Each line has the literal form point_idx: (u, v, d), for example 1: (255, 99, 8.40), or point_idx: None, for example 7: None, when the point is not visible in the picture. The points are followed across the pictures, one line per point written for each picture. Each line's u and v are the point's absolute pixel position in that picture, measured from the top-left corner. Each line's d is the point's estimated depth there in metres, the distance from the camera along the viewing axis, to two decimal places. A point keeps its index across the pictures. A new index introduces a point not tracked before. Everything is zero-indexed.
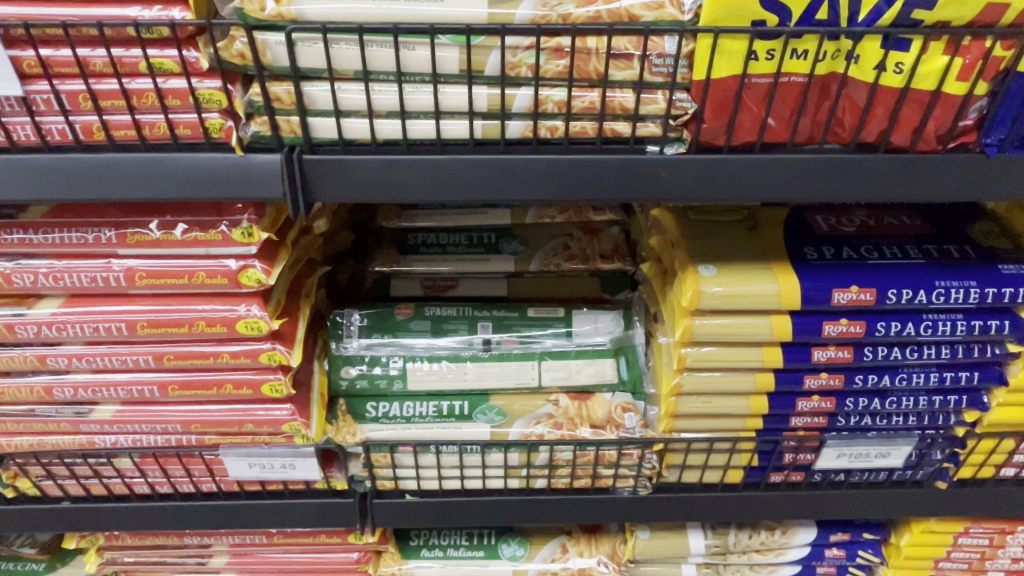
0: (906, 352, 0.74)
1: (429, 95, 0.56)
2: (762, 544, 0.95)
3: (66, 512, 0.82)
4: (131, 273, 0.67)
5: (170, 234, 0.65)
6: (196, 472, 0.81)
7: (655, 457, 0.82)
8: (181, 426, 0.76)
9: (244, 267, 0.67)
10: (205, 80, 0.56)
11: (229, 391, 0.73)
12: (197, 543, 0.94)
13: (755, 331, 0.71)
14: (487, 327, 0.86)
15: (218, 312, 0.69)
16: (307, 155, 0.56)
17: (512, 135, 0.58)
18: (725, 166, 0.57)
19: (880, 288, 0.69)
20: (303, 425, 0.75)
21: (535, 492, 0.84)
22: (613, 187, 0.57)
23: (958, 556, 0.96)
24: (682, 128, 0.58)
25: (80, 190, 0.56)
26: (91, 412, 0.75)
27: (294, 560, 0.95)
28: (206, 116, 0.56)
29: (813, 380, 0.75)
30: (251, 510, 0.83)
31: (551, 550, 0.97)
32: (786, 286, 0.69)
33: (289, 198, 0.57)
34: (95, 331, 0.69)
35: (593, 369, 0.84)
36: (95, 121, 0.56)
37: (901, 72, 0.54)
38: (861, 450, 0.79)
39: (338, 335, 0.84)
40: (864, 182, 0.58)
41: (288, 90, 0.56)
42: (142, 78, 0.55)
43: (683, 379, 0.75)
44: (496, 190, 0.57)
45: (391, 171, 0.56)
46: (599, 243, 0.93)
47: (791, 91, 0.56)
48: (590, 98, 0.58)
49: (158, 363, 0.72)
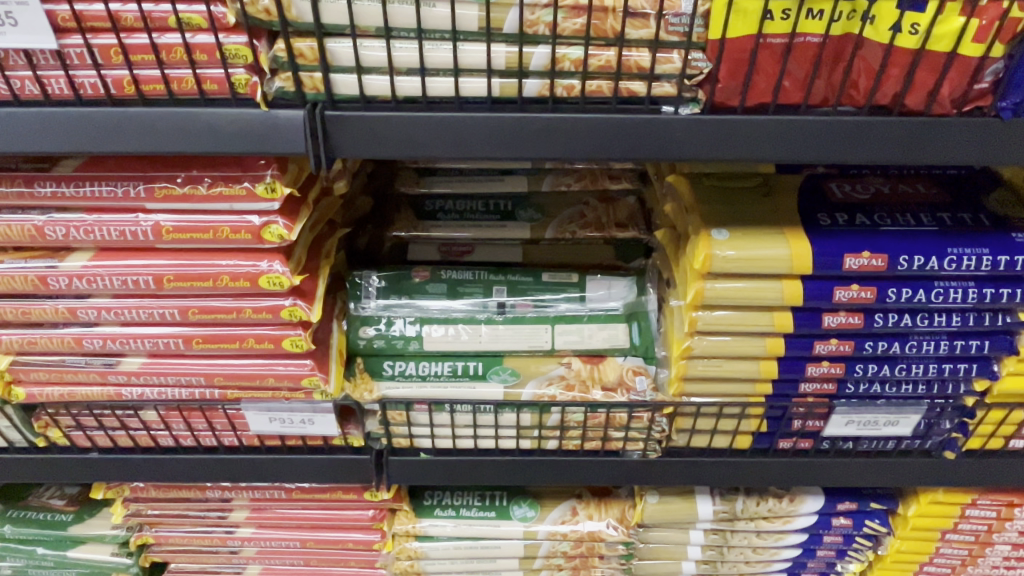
0: (916, 319, 0.74)
1: (449, 52, 0.57)
2: (771, 511, 0.96)
3: (94, 462, 0.86)
4: (158, 227, 0.68)
5: (197, 189, 0.67)
6: (218, 426, 0.84)
7: (665, 421, 0.83)
8: (204, 379, 0.78)
9: (268, 223, 0.68)
10: (231, 35, 0.57)
11: (251, 345, 0.75)
12: (218, 497, 0.97)
13: (766, 296, 0.72)
14: (502, 291, 0.88)
15: (242, 267, 0.70)
16: (329, 111, 0.58)
17: (529, 93, 0.59)
18: (738, 128, 0.58)
19: (892, 254, 0.69)
20: (322, 380, 0.78)
21: (546, 452, 0.86)
22: (629, 147, 0.59)
23: (965, 528, 0.97)
24: (697, 88, 0.59)
25: (114, 142, 0.58)
26: (120, 363, 0.78)
27: (311, 516, 0.98)
28: (233, 72, 0.58)
29: (822, 345, 0.76)
30: (272, 464, 0.86)
31: (561, 512, 0.99)
32: (798, 250, 0.69)
33: (312, 154, 0.58)
34: (124, 283, 0.71)
35: (605, 333, 0.85)
36: (125, 75, 0.58)
37: (917, 33, 0.54)
38: (870, 417, 0.80)
39: (357, 295, 0.86)
40: (878, 144, 0.59)
41: (311, 46, 0.57)
42: (171, 33, 0.57)
43: (694, 343, 0.76)
44: (513, 150, 0.59)
45: (411, 127, 0.58)
46: (614, 211, 0.95)
47: (806, 52, 0.56)
48: (607, 56, 0.58)
49: (183, 316, 0.74)
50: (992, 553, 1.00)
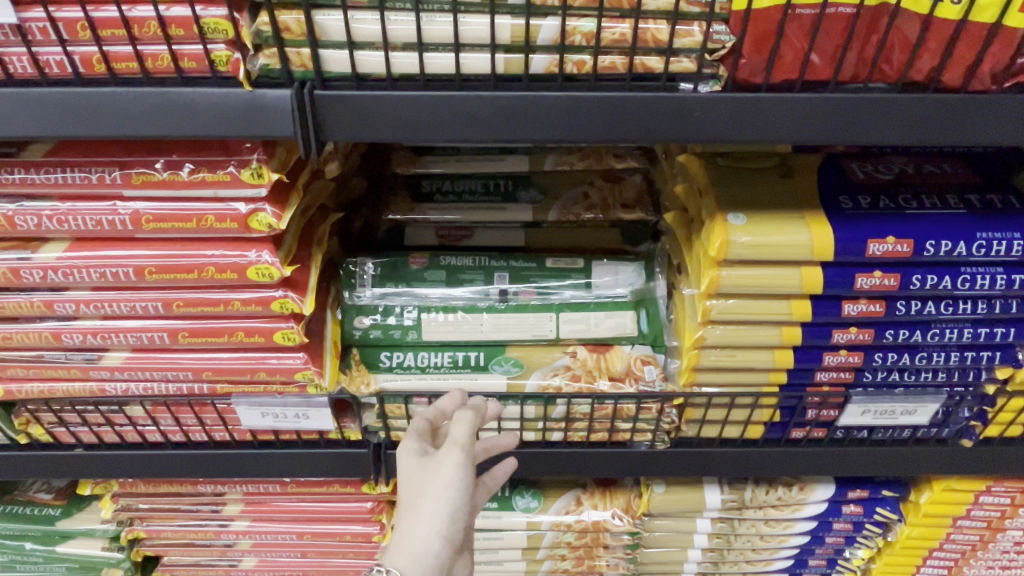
0: (940, 307, 0.71)
1: (449, 25, 0.52)
2: (780, 500, 0.94)
3: (80, 458, 0.82)
4: (137, 216, 0.64)
5: (177, 175, 0.62)
6: (208, 421, 0.81)
7: (675, 411, 0.81)
8: (193, 374, 0.74)
9: (254, 210, 0.63)
10: (209, 7, 0.52)
11: (241, 338, 0.71)
12: (211, 491, 0.94)
13: (784, 283, 0.68)
14: (504, 278, 0.83)
15: (229, 258, 0.66)
16: (319, 91, 0.53)
17: (536, 69, 0.54)
18: (760, 106, 0.54)
19: (918, 239, 0.66)
20: (316, 374, 0.74)
21: (551, 444, 0.83)
22: (643, 128, 0.54)
23: (977, 514, 0.95)
24: (718, 63, 0.54)
25: (85, 124, 0.54)
26: (101, 358, 0.74)
27: (307, 508, 0.95)
28: (212, 47, 0.53)
29: (841, 334, 0.72)
30: (266, 459, 0.83)
31: (565, 502, 0.96)
32: (819, 237, 0.66)
33: (301, 139, 0.54)
34: (102, 276, 0.67)
35: (613, 321, 0.82)
36: (94, 52, 0.53)
37: (960, 2, 0.50)
38: (887, 406, 0.77)
39: (352, 284, 0.82)
40: (913, 123, 0.55)
41: (298, 18, 0.52)
42: (142, 5, 0.52)
43: (707, 333, 0.72)
44: (519, 132, 0.54)
45: (408, 108, 0.53)
46: (620, 191, 0.90)
47: (837, 24, 0.52)
48: (622, 29, 0.53)
49: (167, 309, 0.70)
50: (1003, 538, 0.98)
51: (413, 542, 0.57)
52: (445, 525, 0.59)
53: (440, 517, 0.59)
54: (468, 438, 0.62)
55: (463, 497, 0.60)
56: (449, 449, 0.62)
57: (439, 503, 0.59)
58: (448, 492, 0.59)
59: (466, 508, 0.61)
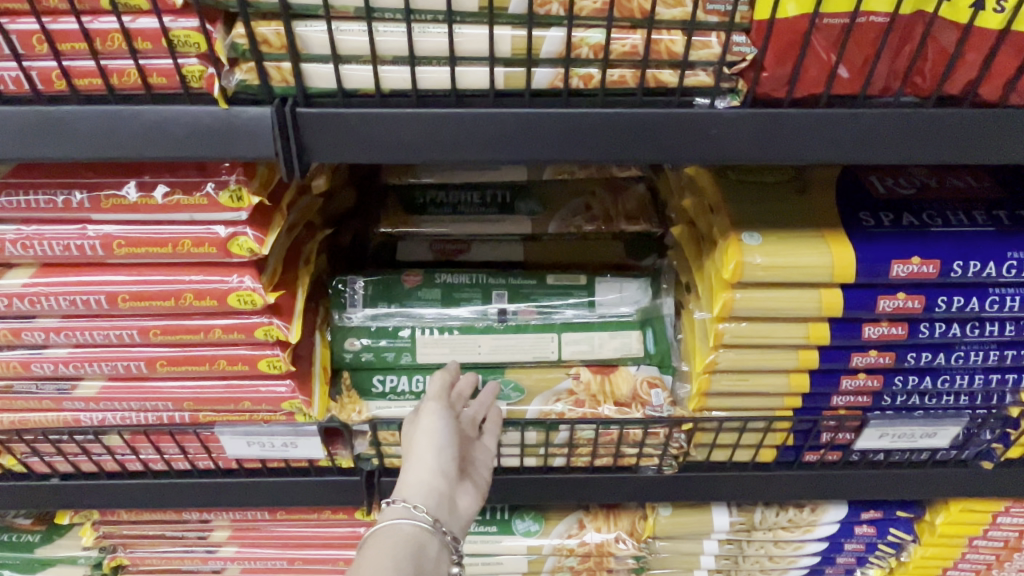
0: (966, 329, 0.67)
1: (443, 37, 0.48)
2: (790, 522, 0.91)
3: (56, 489, 0.78)
4: (108, 240, 0.59)
5: (150, 197, 0.57)
6: (191, 450, 0.76)
7: (683, 436, 0.76)
8: (173, 403, 0.70)
9: (235, 234, 0.59)
10: (179, 18, 0.47)
11: (223, 367, 0.67)
12: (197, 517, 0.90)
13: (802, 306, 0.64)
14: (503, 296, 0.79)
15: (208, 284, 0.61)
16: (302, 108, 0.49)
17: (539, 84, 0.50)
18: (783, 123, 0.49)
19: (945, 260, 0.62)
20: (304, 404, 0.70)
21: (553, 470, 0.79)
22: (655, 147, 0.50)
23: (994, 534, 0.91)
24: (737, 77, 0.50)
25: (44, 146, 0.49)
26: (75, 387, 0.69)
27: (299, 534, 0.91)
28: (183, 62, 0.48)
29: (860, 358, 0.68)
30: (253, 488, 0.78)
31: (567, 526, 0.92)
32: (841, 258, 0.62)
33: (282, 158, 0.49)
34: (72, 304, 0.62)
35: (618, 341, 0.77)
36: (53, 67, 0.48)
37: (1002, 10, 0.46)
38: (906, 430, 0.73)
39: (341, 304, 0.77)
40: (947, 140, 0.50)
41: (277, 31, 0.48)
42: (105, 16, 0.47)
43: (719, 357, 0.68)
44: (521, 152, 0.50)
45: (399, 128, 0.49)
46: (624, 202, 0.86)
47: (868, 34, 0.47)
48: (633, 40, 0.48)
49: (143, 337, 0.65)
50: (1019, 557, 0.95)
51: (413, 476, 0.63)
52: (438, 456, 0.65)
53: (432, 452, 0.65)
54: (439, 389, 0.70)
55: (448, 431, 0.67)
56: (426, 403, 0.69)
57: (425, 442, 0.65)
58: (431, 429, 0.66)
59: (455, 442, 0.67)
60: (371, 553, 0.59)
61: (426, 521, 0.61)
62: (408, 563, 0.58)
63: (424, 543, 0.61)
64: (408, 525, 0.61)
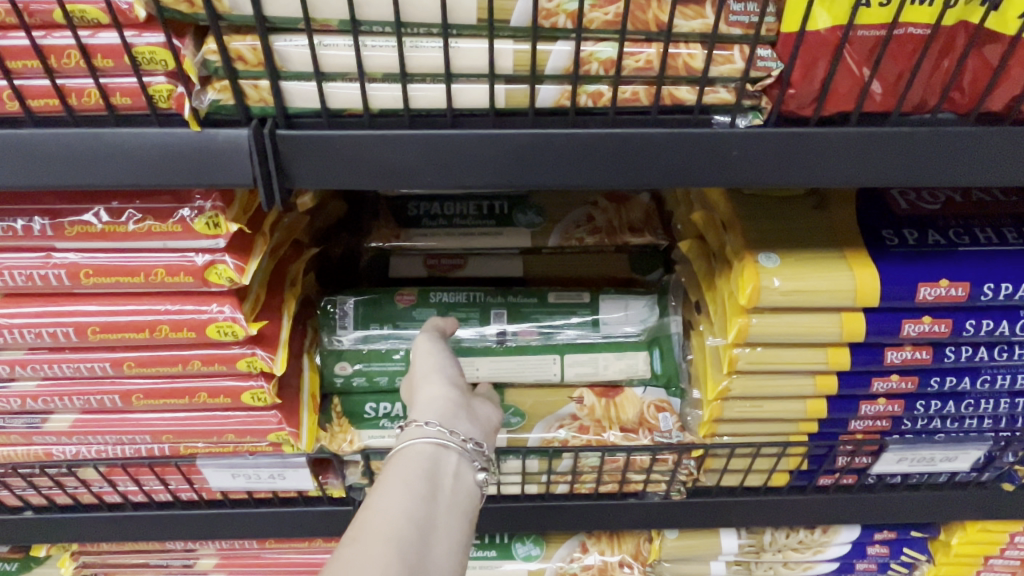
0: (994, 353, 0.63)
1: (439, 52, 0.43)
2: (801, 543, 0.87)
3: (28, 523, 0.73)
4: (74, 269, 0.55)
5: (119, 225, 0.53)
6: (172, 481, 0.72)
7: (693, 463, 0.73)
8: (151, 436, 0.65)
9: (212, 262, 0.54)
10: (143, 33, 0.43)
11: (204, 400, 0.63)
12: (181, 547, 0.85)
13: (822, 331, 0.60)
14: (501, 316, 0.74)
15: (185, 314, 0.57)
16: (282, 130, 0.44)
17: (543, 103, 0.45)
18: (813, 143, 0.45)
19: (975, 283, 0.58)
20: (292, 436, 0.65)
21: (555, 497, 0.75)
22: (672, 169, 0.45)
23: (1011, 554, 0.88)
24: (761, 94, 0.46)
25: None
26: (45, 421, 0.65)
27: (290, 561, 0.87)
28: (149, 81, 0.44)
29: (882, 383, 0.64)
30: (239, 520, 0.74)
31: (569, 549, 0.89)
32: (864, 279, 0.58)
33: (261, 182, 0.44)
34: (37, 336, 0.57)
35: (623, 363, 0.73)
36: (4, 87, 0.44)
37: None
38: (926, 454, 0.69)
39: (331, 326, 0.73)
40: (989, 160, 0.46)
41: (253, 46, 0.43)
42: (60, 31, 0.43)
43: (733, 383, 0.65)
44: (524, 177, 0.45)
45: (390, 151, 0.44)
46: (627, 213, 0.82)
47: (905, 48, 0.43)
48: (647, 55, 0.44)
49: (117, 369, 0.61)
50: None
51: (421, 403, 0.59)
52: (444, 380, 0.62)
53: (437, 380, 0.61)
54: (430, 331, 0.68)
55: (450, 363, 0.64)
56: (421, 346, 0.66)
57: (427, 375, 0.62)
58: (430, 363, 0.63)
59: (457, 372, 0.64)
60: (386, 475, 0.51)
61: (441, 432, 0.56)
62: (422, 479, 0.51)
63: (440, 462, 0.54)
64: (423, 441, 0.55)
